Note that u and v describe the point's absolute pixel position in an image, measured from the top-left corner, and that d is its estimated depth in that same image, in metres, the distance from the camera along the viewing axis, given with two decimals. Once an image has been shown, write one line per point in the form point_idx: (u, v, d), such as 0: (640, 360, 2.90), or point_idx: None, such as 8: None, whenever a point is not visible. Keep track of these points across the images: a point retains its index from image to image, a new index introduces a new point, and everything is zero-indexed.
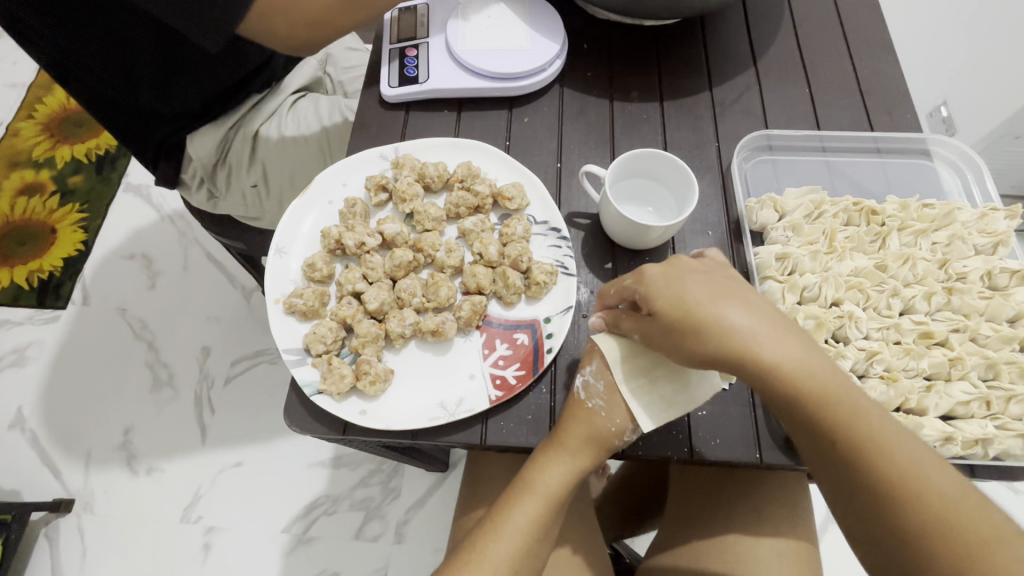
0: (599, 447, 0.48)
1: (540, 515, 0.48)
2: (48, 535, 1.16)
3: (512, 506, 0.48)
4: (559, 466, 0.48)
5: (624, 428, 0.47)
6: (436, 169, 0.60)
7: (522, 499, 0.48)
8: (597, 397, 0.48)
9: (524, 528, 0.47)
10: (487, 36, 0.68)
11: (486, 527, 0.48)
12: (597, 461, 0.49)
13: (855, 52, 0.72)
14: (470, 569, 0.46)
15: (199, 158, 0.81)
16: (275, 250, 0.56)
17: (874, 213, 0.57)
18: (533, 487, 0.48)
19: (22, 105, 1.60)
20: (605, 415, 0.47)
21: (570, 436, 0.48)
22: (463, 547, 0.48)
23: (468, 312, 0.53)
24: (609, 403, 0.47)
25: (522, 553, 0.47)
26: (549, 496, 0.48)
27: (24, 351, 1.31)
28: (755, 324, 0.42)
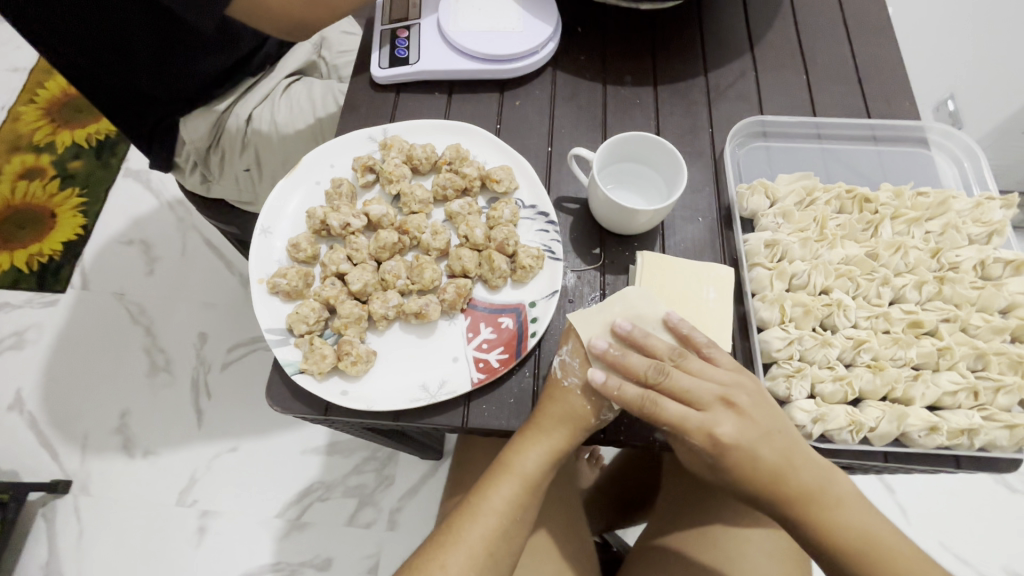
0: (575, 427, 0.48)
1: (517, 497, 0.48)
2: (45, 516, 1.17)
3: (489, 487, 0.48)
4: (536, 447, 0.48)
5: (599, 405, 0.48)
6: (424, 151, 0.60)
7: (500, 480, 0.48)
8: (572, 375, 0.49)
9: (501, 510, 0.47)
10: (480, 17, 0.67)
11: (464, 508, 0.48)
12: (575, 442, 0.49)
13: (854, 39, 0.71)
14: (447, 550, 0.46)
15: (192, 140, 0.81)
16: (260, 230, 0.56)
17: (868, 201, 0.56)
18: (511, 468, 0.48)
19: (22, 89, 1.60)
20: (579, 393, 0.48)
21: (546, 416, 0.48)
22: (440, 530, 0.48)
23: (453, 295, 0.53)
24: (582, 379, 0.48)
25: (497, 534, 0.47)
26: (526, 478, 0.48)
27: (23, 334, 1.31)
28: (751, 431, 0.44)
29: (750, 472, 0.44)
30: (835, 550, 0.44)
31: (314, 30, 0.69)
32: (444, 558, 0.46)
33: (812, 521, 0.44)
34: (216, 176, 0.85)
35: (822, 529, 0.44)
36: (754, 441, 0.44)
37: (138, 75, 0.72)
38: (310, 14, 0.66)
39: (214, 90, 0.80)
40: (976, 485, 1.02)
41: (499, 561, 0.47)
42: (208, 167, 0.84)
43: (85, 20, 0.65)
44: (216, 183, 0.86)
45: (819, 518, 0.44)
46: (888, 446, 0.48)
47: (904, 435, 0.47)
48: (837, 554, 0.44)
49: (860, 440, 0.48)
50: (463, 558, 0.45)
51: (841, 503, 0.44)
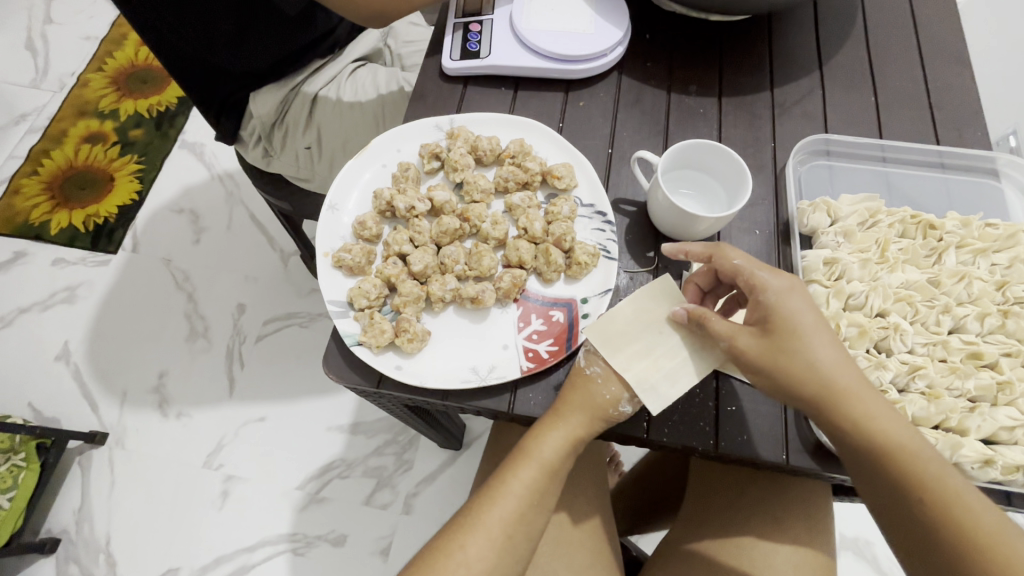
0: (594, 415, 0.48)
1: (535, 483, 0.49)
2: (81, 464, 1.23)
3: (508, 472, 0.49)
4: (555, 434, 0.49)
5: (618, 397, 0.48)
6: (489, 143, 0.61)
7: (519, 466, 0.49)
8: (595, 365, 0.49)
9: (520, 494, 0.48)
10: (553, 18, 0.68)
11: (486, 491, 0.50)
12: (595, 431, 0.49)
13: (928, 64, 0.70)
14: (467, 531, 0.47)
15: (261, 115, 0.84)
16: (328, 206, 0.58)
17: (932, 227, 0.56)
18: (529, 455, 0.49)
19: (93, 57, 1.68)
20: (601, 383, 0.49)
21: (567, 404, 0.49)
22: (462, 510, 0.49)
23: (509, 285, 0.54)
24: (605, 369, 0.49)
25: (517, 517, 0.48)
26: (543, 465, 0.49)
27: (75, 290, 1.38)
28: (802, 312, 0.45)
29: (804, 362, 0.44)
30: (879, 458, 0.43)
31: (387, 22, 0.72)
32: (463, 538, 0.46)
33: (860, 426, 0.43)
34: (278, 152, 0.87)
35: (870, 435, 0.43)
36: (807, 326, 0.45)
37: (215, 47, 0.74)
38: (386, 6, 0.68)
39: (284, 69, 0.84)
40: None
41: (517, 545, 0.48)
42: (271, 142, 0.86)
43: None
44: (278, 159, 0.88)
45: (864, 421, 0.43)
46: None
47: (956, 466, 0.47)
48: (882, 462, 0.43)
49: None
50: (482, 540, 0.46)
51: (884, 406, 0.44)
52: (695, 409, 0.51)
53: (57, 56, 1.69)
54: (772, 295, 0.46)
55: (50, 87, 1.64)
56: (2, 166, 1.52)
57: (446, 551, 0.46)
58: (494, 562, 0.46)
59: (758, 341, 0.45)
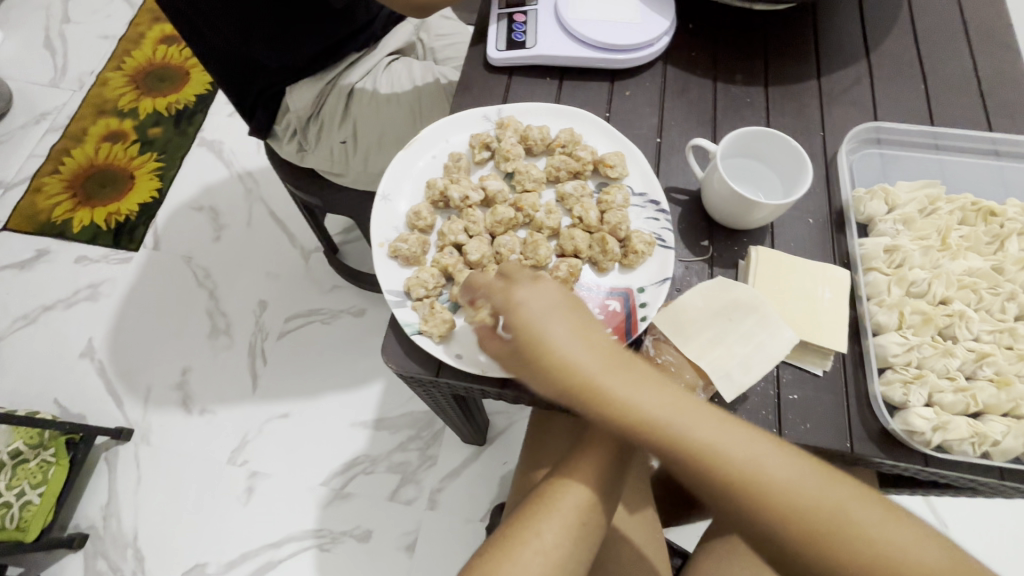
0: None
1: (606, 469, 0.50)
2: (107, 460, 1.23)
3: (578, 459, 0.50)
4: None
5: (694, 385, 0.48)
6: (539, 133, 0.61)
7: (587, 452, 0.50)
8: (666, 354, 0.50)
9: (592, 481, 0.49)
10: (598, 8, 0.68)
11: (555, 476, 0.50)
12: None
13: (976, 51, 0.69)
14: (542, 517, 0.47)
15: (297, 109, 0.84)
16: (381, 196, 0.58)
17: (993, 214, 0.55)
18: (597, 441, 0.50)
19: (113, 56, 1.68)
20: (674, 371, 0.49)
21: None
22: (530, 499, 0.49)
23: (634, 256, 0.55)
24: (678, 357, 0.49)
25: (590, 505, 0.48)
26: (612, 452, 0.50)
27: (98, 287, 1.39)
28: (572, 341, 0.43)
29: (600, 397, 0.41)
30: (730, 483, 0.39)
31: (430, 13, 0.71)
32: (539, 524, 0.46)
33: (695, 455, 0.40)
34: (313, 146, 0.87)
35: (695, 455, 0.40)
36: (590, 361, 0.42)
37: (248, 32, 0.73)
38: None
39: (322, 62, 0.83)
40: None
41: (589, 533, 0.48)
42: (306, 135, 0.86)
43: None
44: (313, 153, 0.87)
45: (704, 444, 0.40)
46: (1006, 463, 0.47)
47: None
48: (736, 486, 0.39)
49: (980, 454, 0.47)
50: (557, 526, 0.46)
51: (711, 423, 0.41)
52: (756, 398, 0.50)
53: (77, 55, 1.69)
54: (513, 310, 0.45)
55: (70, 85, 1.65)
56: (24, 164, 1.53)
57: (519, 539, 0.45)
58: (571, 549, 0.46)
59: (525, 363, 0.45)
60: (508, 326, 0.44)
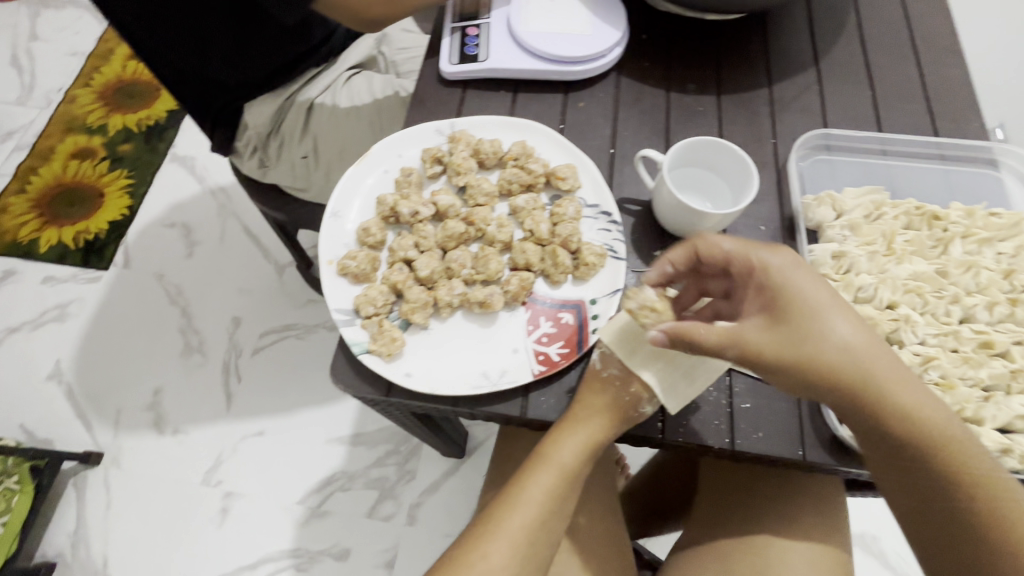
0: (613, 418, 0.48)
1: (554, 488, 0.48)
2: (76, 485, 1.20)
3: (526, 479, 0.49)
4: (574, 439, 0.48)
5: (639, 398, 0.48)
6: (491, 146, 0.61)
7: (537, 471, 0.49)
8: (612, 367, 0.49)
9: (540, 500, 0.48)
10: (550, 20, 0.68)
11: (504, 496, 0.48)
12: (614, 433, 0.49)
13: (922, 57, 0.70)
14: (488, 539, 0.46)
15: (256, 125, 0.83)
16: (331, 213, 0.57)
17: (937, 219, 0.56)
18: (548, 459, 0.49)
19: (81, 72, 1.66)
20: (620, 385, 0.48)
21: (584, 406, 0.48)
22: (479, 520, 0.48)
23: (642, 311, 0.46)
24: (624, 371, 0.48)
25: (538, 524, 0.47)
26: (563, 469, 0.48)
27: (66, 307, 1.36)
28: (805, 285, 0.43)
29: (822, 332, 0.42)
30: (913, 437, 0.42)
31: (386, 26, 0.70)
32: (485, 546, 0.45)
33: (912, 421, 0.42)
34: (274, 160, 0.86)
35: (891, 400, 0.42)
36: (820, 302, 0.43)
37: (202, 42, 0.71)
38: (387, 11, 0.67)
39: (280, 78, 0.82)
40: None
41: (538, 552, 0.47)
42: (267, 152, 0.85)
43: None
44: (274, 168, 0.87)
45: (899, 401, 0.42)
46: None
47: None
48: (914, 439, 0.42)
49: None
50: (504, 547, 0.45)
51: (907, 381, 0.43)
52: (707, 408, 0.50)
53: (44, 72, 1.67)
54: (773, 275, 0.44)
55: (37, 103, 1.62)
56: None
57: (466, 563, 0.45)
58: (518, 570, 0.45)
59: (766, 329, 0.43)
60: (763, 289, 0.44)
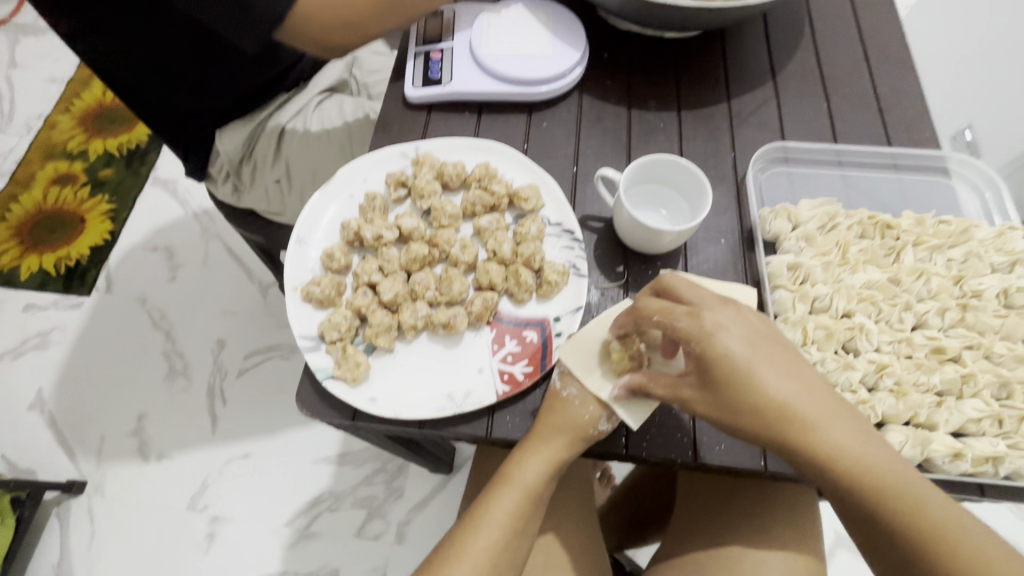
0: (574, 437, 0.48)
1: (518, 509, 0.49)
2: (59, 515, 1.18)
3: (489, 500, 0.49)
4: (536, 460, 0.48)
5: (597, 416, 0.49)
6: (455, 168, 0.62)
7: (500, 492, 0.49)
8: (571, 387, 0.50)
9: (503, 521, 0.48)
10: (511, 42, 0.69)
11: (469, 519, 0.49)
12: (575, 453, 0.49)
13: (876, 68, 0.73)
14: (453, 563, 0.46)
15: (227, 151, 0.83)
16: (295, 240, 0.58)
17: (890, 227, 0.57)
18: (511, 480, 0.49)
19: (61, 98, 1.66)
20: (578, 404, 0.49)
21: (544, 426, 0.49)
22: (444, 543, 0.48)
23: (621, 348, 0.49)
24: (581, 391, 0.49)
25: (501, 546, 0.47)
26: (525, 490, 0.49)
27: (48, 335, 1.35)
28: (741, 348, 0.44)
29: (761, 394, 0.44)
30: (863, 491, 0.43)
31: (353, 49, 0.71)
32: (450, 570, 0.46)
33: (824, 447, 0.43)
34: (248, 187, 0.87)
35: (790, 421, 0.43)
36: (750, 361, 0.44)
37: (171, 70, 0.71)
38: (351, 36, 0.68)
39: (250, 104, 0.82)
40: (985, 510, 1.03)
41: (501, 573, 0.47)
42: (240, 176, 0.85)
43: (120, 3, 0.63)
44: (248, 193, 0.87)
45: (837, 453, 0.43)
46: None
47: (928, 461, 0.47)
48: (867, 495, 0.43)
49: None
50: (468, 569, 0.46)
51: (855, 429, 0.44)
52: (671, 421, 0.51)
53: (23, 99, 1.67)
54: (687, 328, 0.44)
55: (17, 130, 1.62)
56: None
57: None
58: None
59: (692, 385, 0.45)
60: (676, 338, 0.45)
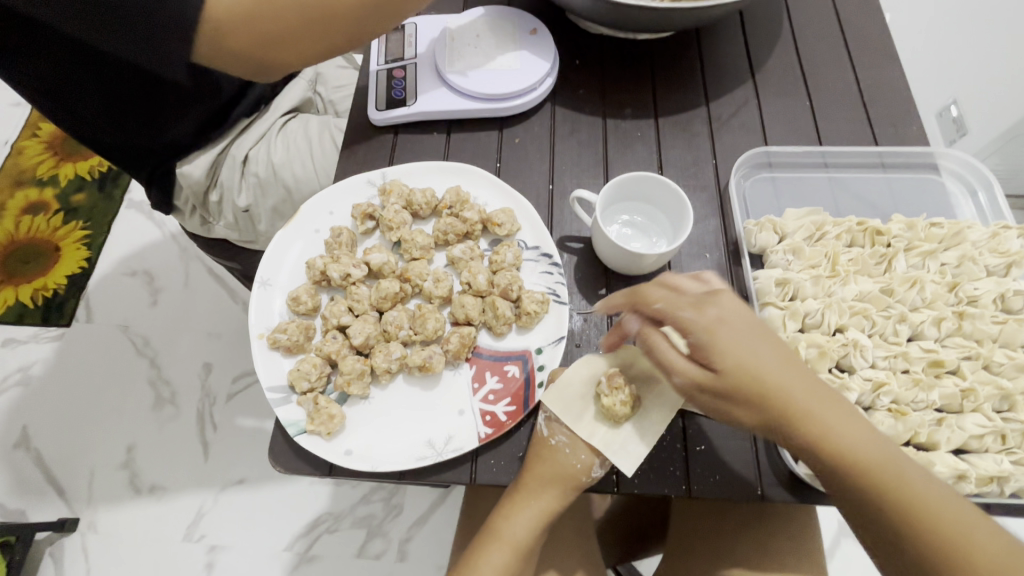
0: (564, 487, 0.46)
1: (508, 567, 0.46)
2: (53, 555, 1.12)
3: (479, 557, 0.46)
4: (525, 513, 0.46)
5: (589, 464, 0.46)
6: (424, 196, 0.59)
7: (490, 548, 0.46)
8: (559, 434, 0.47)
9: None
10: (476, 56, 0.66)
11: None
12: (567, 501, 0.47)
13: (857, 61, 0.70)
14: None
15: (192, 184, 0.76)
16: (259, 282, 0.55)
17: (880, 234, 0.55)
18: (500, 536, 0.46)
19: (26, 124, 1.56)
20: (569, 452, 0.46)
21: (534, 477, 0.46)
22: None
23: (609, 394, 0.46)
24: (571, 439, 0.46)
25: None
26: (516, 546, 0.46)
27: (29, 369, 1.27)
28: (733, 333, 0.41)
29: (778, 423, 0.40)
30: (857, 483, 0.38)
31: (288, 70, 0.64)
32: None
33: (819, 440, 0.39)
34: (218, 218, 0.81)
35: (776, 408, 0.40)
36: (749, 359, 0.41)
37: (132, 111, 0.67)
38: (279, 55, 0.60)
39: (208, 131, 0.75)
40: None
41: None
42: (206, 209, 0.80)
43: (64, 50, 0.59)
44: (218, 223, 0.81)
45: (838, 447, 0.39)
46: None
47: None
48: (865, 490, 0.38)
49: None
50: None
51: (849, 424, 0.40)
52: (662, 453, 0.49)
53: None
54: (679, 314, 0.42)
55: None
56: None
57: None
58: None
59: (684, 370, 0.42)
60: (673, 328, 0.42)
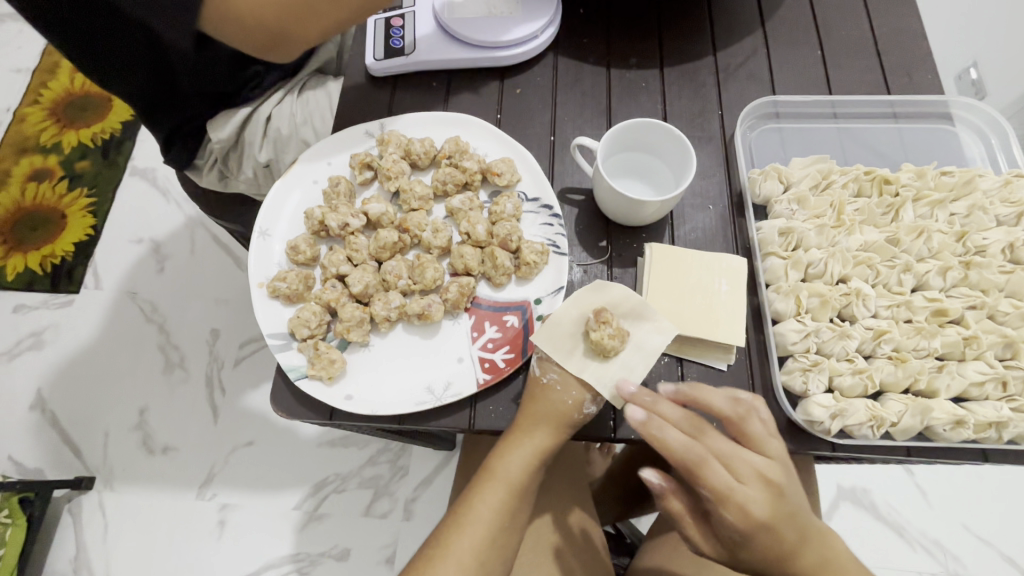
0: (556, 424, 0.46)
1: (502, 505, 0.46)
2: (72, 512, 1.15)
3: (474, 496, 0.47)
4: (519, 451, 0.47)
5: (581, 400, 0.47)
6: (422, 145, 0.58)
7: (484, 486, 0.47)
8: (550, 371, 0.47)
9: (488, 517, 0.46)
10: (476, 3, 0.64)
11: (454, 515, 0.47)
12: (562, 440, 0.47)
13: (873, 10, 0.67)
14: (439, 562, 0.44)
15: (220, 139, 0.64)
16: (258, 232, 0.55)
17: (887, 182, 0.54)
18: (495, 474, 0.47)
19: (27, 90, 1.53)
20: (561, 389, 0.47)
21: (528, 414, 0.47)
22: (428, 543, 0.46)
23: (596, 328, 0.46)
24: (562, 375, 0.47)
25: (488, 543, 0.45)
26: (511, 484, 0.47)
27: (41, 334, 1.29)
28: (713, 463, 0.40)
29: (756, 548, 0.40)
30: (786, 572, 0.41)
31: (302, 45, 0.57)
32: (434, 570, 0.44)
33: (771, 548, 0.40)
34: (239, 173, 0.68)
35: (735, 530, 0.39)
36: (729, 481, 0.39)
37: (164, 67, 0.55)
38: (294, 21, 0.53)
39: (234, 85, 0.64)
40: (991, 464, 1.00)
41: (491, 569, 0.45)
42: (229, 165, 0.67)
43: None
44: (238, 180, 0.69)
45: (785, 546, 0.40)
46: (910, 441, 0.46)
47: (928, 428, 0.45)
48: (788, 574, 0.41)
49: (882, 435, 0.46)
50: (453, 570, 0.44)
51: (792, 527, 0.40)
52: None
53: None
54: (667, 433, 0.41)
55: None
56: None
57: None
58: None
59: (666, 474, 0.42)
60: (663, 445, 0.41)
